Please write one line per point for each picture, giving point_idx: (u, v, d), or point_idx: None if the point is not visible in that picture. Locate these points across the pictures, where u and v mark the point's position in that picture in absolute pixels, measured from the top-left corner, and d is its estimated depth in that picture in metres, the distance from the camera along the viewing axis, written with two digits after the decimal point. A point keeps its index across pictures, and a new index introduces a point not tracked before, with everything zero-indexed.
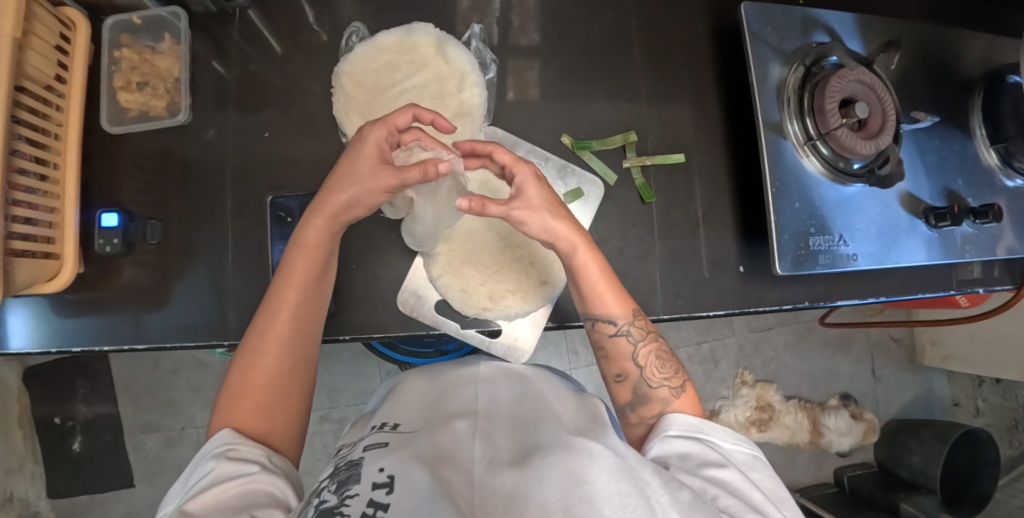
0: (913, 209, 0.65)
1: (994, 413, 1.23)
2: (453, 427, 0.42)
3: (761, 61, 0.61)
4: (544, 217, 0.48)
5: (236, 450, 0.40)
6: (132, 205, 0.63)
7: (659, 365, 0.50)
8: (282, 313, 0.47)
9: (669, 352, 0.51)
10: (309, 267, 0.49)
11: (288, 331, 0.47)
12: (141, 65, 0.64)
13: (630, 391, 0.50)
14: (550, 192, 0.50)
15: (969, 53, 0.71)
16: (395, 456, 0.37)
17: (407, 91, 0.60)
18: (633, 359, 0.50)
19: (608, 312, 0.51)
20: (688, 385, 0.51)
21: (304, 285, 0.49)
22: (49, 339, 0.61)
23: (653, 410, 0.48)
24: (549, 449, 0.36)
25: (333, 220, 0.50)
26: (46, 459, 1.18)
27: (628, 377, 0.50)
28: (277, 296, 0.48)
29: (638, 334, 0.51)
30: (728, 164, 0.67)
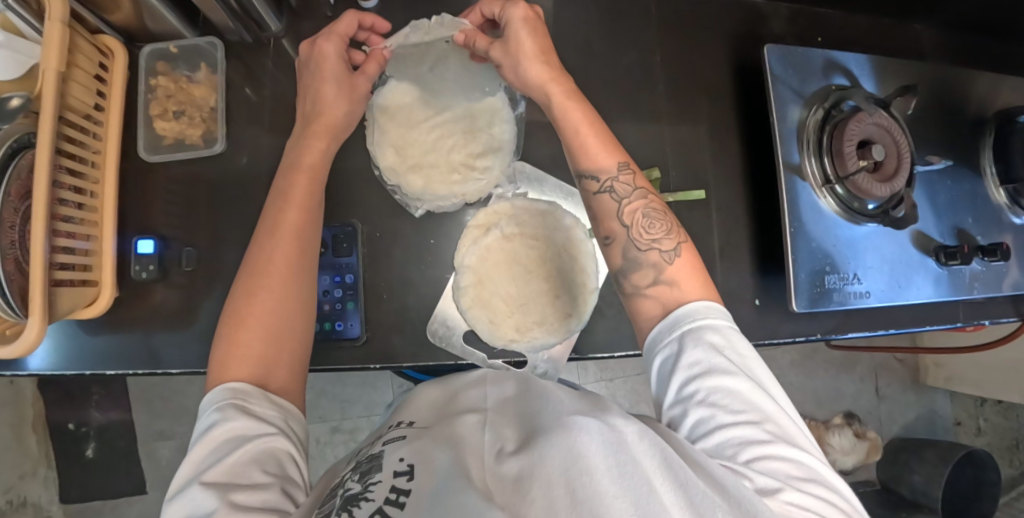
0: (925, 247, 0.67)
1: (997, 433, 1.28)
2: (465, 416, 0.38)
3: (782, 103, 0.63)
4: (520, 62, 0.53)
5: (247, 408, 0.40)
6: (165, 231, 0.65)
7: (646, 224, 0.51)
8: (284, 242, 0.48)
9: (656, 206, 0.51)
10: (308, 196, 0.52)
11: (291, 259, 0.48)
12: (177, 94, 0.65)
13: (620, 253, 0.51)
14: (541, 37, 0.54)
15: (982, 93, 0.73)
16: (413, 445, 0.34)
17: (439, 126, 0.62)
18: (620, 218, 0.51)
19: (597, 167, 0.52)
20: (685, 244, 0.50)
21: (304, 208, 0.51)
22: (83, 361, 0.62)
23: (648, 277, 0.49)
24: (547, 427, 0.30)
25: (332, 136, 0.54)
26: (59, 464, 1.19)
27: (616, 239, 0.52)
28: (277, 221, 0.49)
29: (624, 188, 0.51)
30: (746, 200, 0.69)
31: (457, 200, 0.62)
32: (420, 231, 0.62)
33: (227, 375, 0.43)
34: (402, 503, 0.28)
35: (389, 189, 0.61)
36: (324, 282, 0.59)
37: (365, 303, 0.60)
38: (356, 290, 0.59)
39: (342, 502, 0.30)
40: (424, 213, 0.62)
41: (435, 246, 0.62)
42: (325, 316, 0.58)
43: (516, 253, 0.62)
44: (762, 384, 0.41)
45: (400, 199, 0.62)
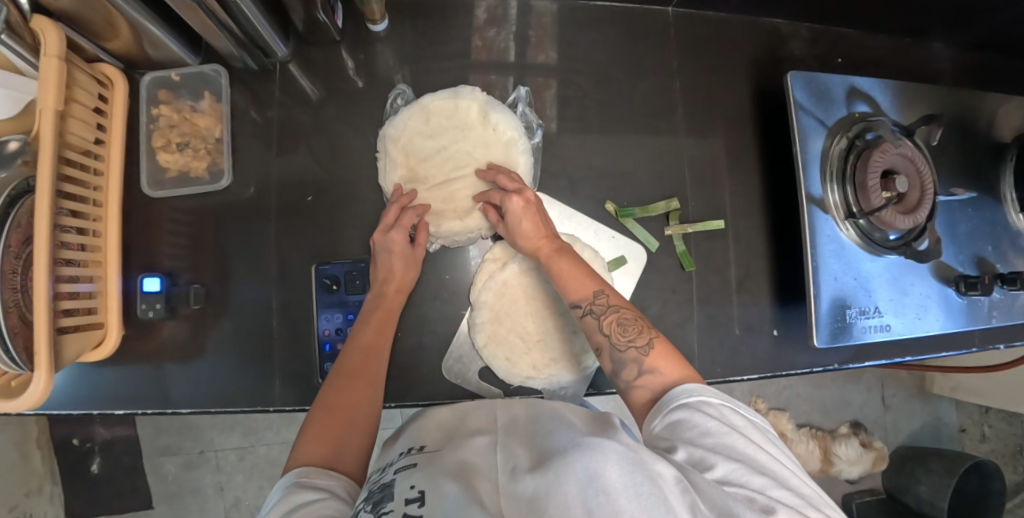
0: (946, 277, 0.66)
1: (1001, 439, 1.27)
2: (473, 440, 0.40)
3: (806, 133, 0.61)
4: (517, 236, 0.55)
5: (309, 481, 0.38)
6: (172, 267, 0.63)
7: (622, 328, 0.48)
8: (358, 354, 0.51)
9: (633, 315, 0.48)
10: (384, 321, 0.55)
11: (370, 370, 0.50)
12: (181, 124, 0.63)
13: (608, 360, 0.48)
14: (540, 213, 0.55)
15: (1004, 117, 0.72)
16: (425, 472, 0.35)
17: (454, 157, 0.60)
18: (601, 330, 0.48)
19: (573, 296, 0.51)
20: (660, 338, 0.47)
21: (381, 332, 0.53)
22: (91, 400, 0.61)
23: (633, 373, 0.45)
24: (563, 447, 0.32)
25: (404, 289, 0.56)
26: (65, 481, 1.18)
27: (602, 349, 0.48)
28: (358, 338, 0.52)
29: (600, 304, 0.49)
30: (766, 228, 0.67)
31: (473, 235, 0.59)
32: (435, 267, 0.60)
33: (303, 460, 0.41)
34: None
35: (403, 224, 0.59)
36: (337, 321, 0.60)
37: None
38: None
39: None
40: (438, 248, 0.60)
41: (451, 281, 0.60)
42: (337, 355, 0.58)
43: (534, 287, 0.60)
44: (758, 443, 0.38)
45: None
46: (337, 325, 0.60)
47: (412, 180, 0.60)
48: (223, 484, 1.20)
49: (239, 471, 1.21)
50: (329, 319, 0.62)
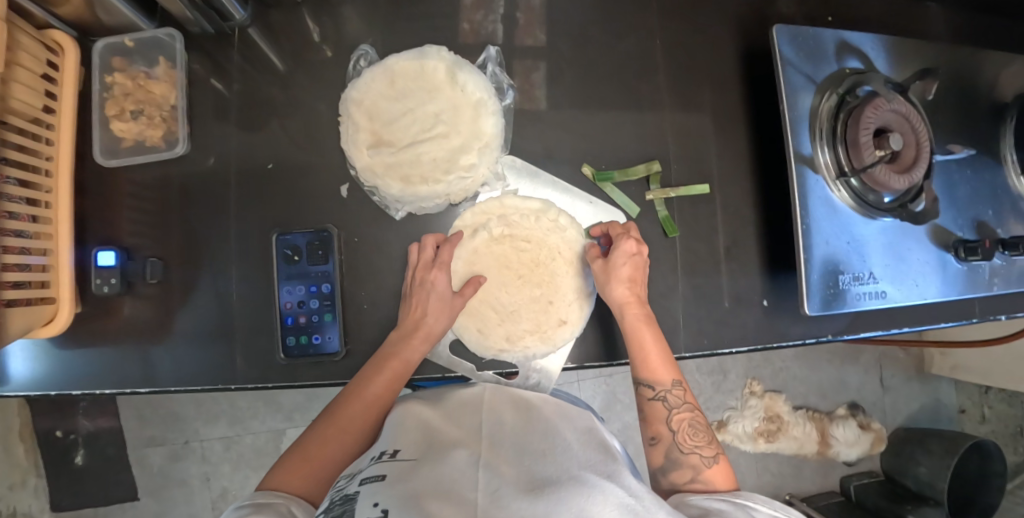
0: (943, 242, 0.63)
1: (1001, 420, 1.24)
2: (454, 455, 0.39)
3: (793, 89, 0.58)
4: (608, 282, 0.55)
5: (258, 500, 0.40)
6: (130, 242, 0.60)
7: (692, 433, 0.51)
8: (364, 403, 0.49)
9: (702, 424, 0.52)
10: (399, 371, 0.52)
11: (366, 417, 0.49)
12: (135, 91, 0.60)
13: (662, 455, 0.51)
14: (639, 273, 0.56)
15: (1004, 76, 0.68)
16: (392, 488, 0.34)
17: (419, 119, 0.57)
18: (667, 423, 0.52)
19: (653, 377, 0.53)
20: (721, 457, 0.50)
21: (392, 383, 0.51)
22: (47, 380, 0.58)
23: (686, 476, 0.48)
24: (561, 488, 0.34)
25: (430, 338, 0.54)
26: (48, 473, 1.12)
27: (660, 441, 0.51)
28: (367, 385, 0.50)
29: (674, 401, 0.53)
30: (755, 194, 0.64)
31: (440, 201, 0.57)
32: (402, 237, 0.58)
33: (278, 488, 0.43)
34: None
35: (367, 191, 0.56)
36: (301, 293, 0.55)
37: (344, 313, 0.56)
38: (333, 300, 0.55)
39: None
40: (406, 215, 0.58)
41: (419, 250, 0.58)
42: (302, 329, 0.55)
43: (504, 257, 0.58)
44: None
45: (377, 201, 0.58)
46: (301, 298, 0.55)
47: (375, 144, 0.57)
48: (210, 474, 1.13)
49: (225, 462, 1.14)
50: (291, 292, 0.55)
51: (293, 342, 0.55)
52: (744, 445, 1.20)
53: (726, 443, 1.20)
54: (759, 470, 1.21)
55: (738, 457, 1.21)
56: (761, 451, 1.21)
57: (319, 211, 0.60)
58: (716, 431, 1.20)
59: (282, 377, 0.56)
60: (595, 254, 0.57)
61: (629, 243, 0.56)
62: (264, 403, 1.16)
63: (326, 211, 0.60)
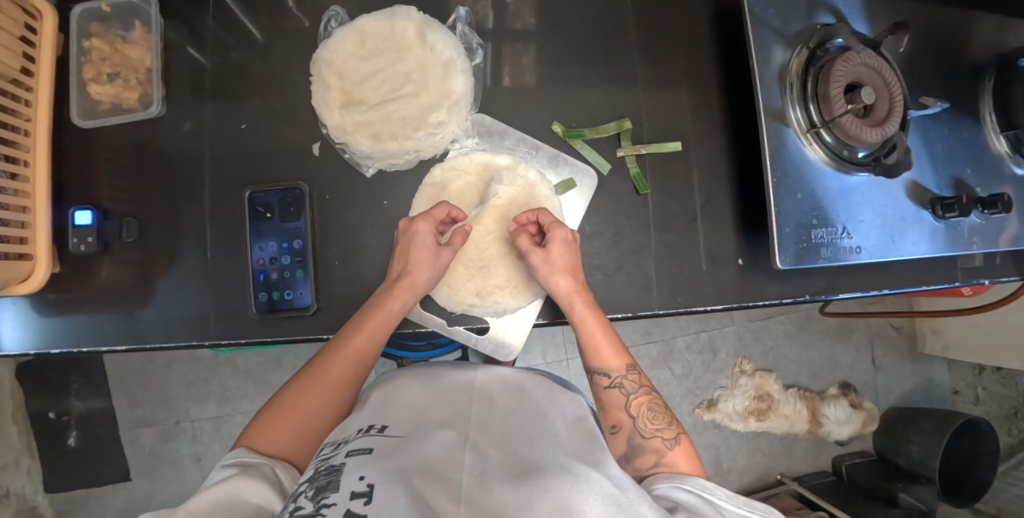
0: (919, 199, 0.62)
1: (994, 402, 1.22)
2: (441, 437, 0.38)
3: (762, 44, 0.58)
4: (551, 272, 0.53)
5: (242, 460, 0.41)
6: (108, 202, 0.61)
7: (650, 416, 0.48)
8: (343, 360, 0.50)
9: (661, 405, 0.50)
10: (380, 326, 0.52)
11: (346, 375, 0.50)
12: (111, 56, 0.61)
13: (625, 443, 0.47)
14: (574, 257, 0.55)
15: (979, 35, 0.68)
16: (378, 463, 0.33)
17: (390, 79, 0.60)
18: (627, 409, 0.49)
19: (604, 365, 0.52)
20: (683, 437, 0.48)
21: (372, 339, 0.51)
22: (28, 339, 0.59)
23: (650, 462, 0.45)
24: (544, 470, 0.34)
25: (414, 293, 0.54)
26: (43, 455, 1.08)
27: (621, 429, 0.48)
28: (347, 342, 0.50)
29: (631, 385, 0.51)
30: (727, 154, 0.64)
31: (411, 157, 0.60)
32: (374, 193, 0.61)
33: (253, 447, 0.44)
34: None
35: (338, 148, 0.60)
36: (273, 248, 0.58)
37: (316, 272, 0.59)
38: (304, 257, 0.58)
39: None
40: (377, 172, 0.61)
41: (389, 207, 0.61)
42: (275, 285, 0.58)
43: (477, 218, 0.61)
44: None
45: (349, 158, 0.61)
46: (273, 254, 0.59)
47: (348, 103, 0.59)
48: (202, 454, 1.12)
49: (217, 441, 1.12)
50: (264, 248, 0.59)
51: (267, 298, 0.58)
52: (735, 424, 1.20)
53: (717, 422, 1.20)
54: (751, 449, 1.20)
55: (729, 436, 1.20)
56: (752, 430, 1.20)
57: (296, 172, 0.61)
58: (708, 410, 1.19)
59: (257, 332, 0.59)
60: (528, 242, 0.56)
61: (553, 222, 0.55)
62: (253, 383, 1.14)
63: (303, 171, 0.61)
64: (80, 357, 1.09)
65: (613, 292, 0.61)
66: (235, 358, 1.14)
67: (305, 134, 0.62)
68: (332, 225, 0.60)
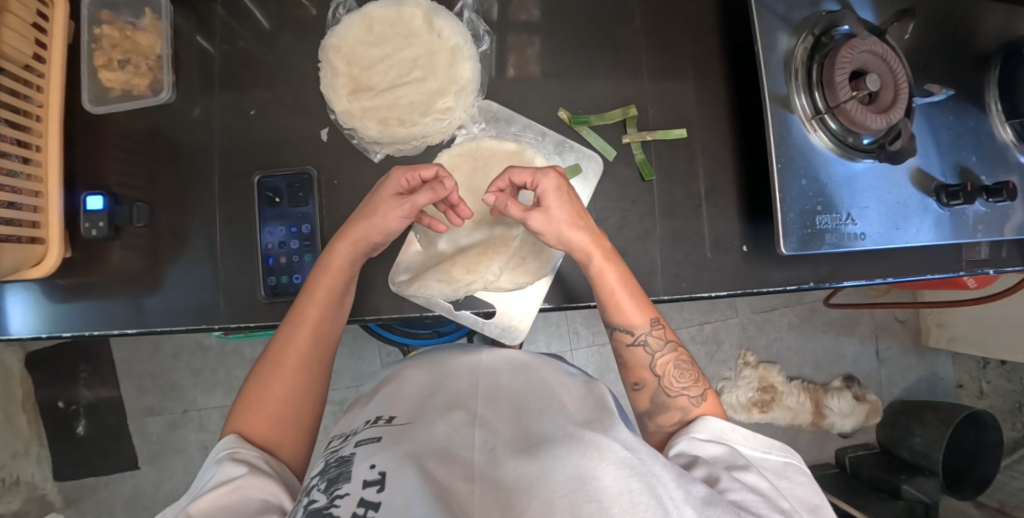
0: (924, 187, 0.62)
1: (999, 396, 1.21)
2: (449, 420, 0.38)
3: (768, 32, 0.59)
4: (561, 230, 0.50)
5: (237, 456, 0.41)
6: (118, 188, 0.62)
7: (677, 375, 0.48)
8: (301, 332, 0.48)
9: (690, 363, 0.49)
10: (330, 295, 0.50)
11: (309, 347, 0.48)
12: (122, 43, 0.62)
13: (648, 400, 0.48)
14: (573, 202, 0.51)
15: (985, 24, 0.68)
16: (389, 451, 0.34)
17: (397, 65, 0.60)
18: (651, 368, 0.49)
19: (628, 322, 0.50)
20: (709, 392, 0.49)
21: (325, 305, 0.50)
22: (38, 323, 0.60)
23: (674, 419, 0.47)
24: (553, 441, 0.33)
25: (359, 247, 0.51)
26: (52, 443, 1.10)
27: (645, 387, 0.49)
28: (300, 320, 0.49)
29: (658, 342, 0.50)
30: (731, 141, 0.65)
31: (418, 143, 0.61)
32: (381, 178, 0.62)
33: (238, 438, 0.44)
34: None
35: (346, 134, 0.60)
36: (281, 233, 0.59)
37: (324, 256, 0.60)
38: (312, 242, 0.59)
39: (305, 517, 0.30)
40: (384, 157, 0.61)
41: None
42: (285, 269, 0.59)
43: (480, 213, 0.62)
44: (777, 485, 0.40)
45: (357, 144, 0.61)
46: (282, 239, 0.60)
47: (354, 89, 0.60)
48: (208, 443, 1.13)
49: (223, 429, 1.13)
50: (272, 232, 0.60)
51: (276, 282, 0.59)
52: (738, 415, 1.20)
53: (720, 414, 1.20)
54: None
55: (732, 427, 1.21)
56: (756, 422, 1.21)
57: (304, 158, 0.62)
58: None
59: (266, 317, 0.60)
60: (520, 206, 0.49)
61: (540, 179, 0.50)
62: None
63: (311, 158, 0.62)
64: (89, 347, 1.10)
65: None
66: (242, 348, 1.15)
67: (313, 121, 0.63)
68: (340, 210, 0.61)
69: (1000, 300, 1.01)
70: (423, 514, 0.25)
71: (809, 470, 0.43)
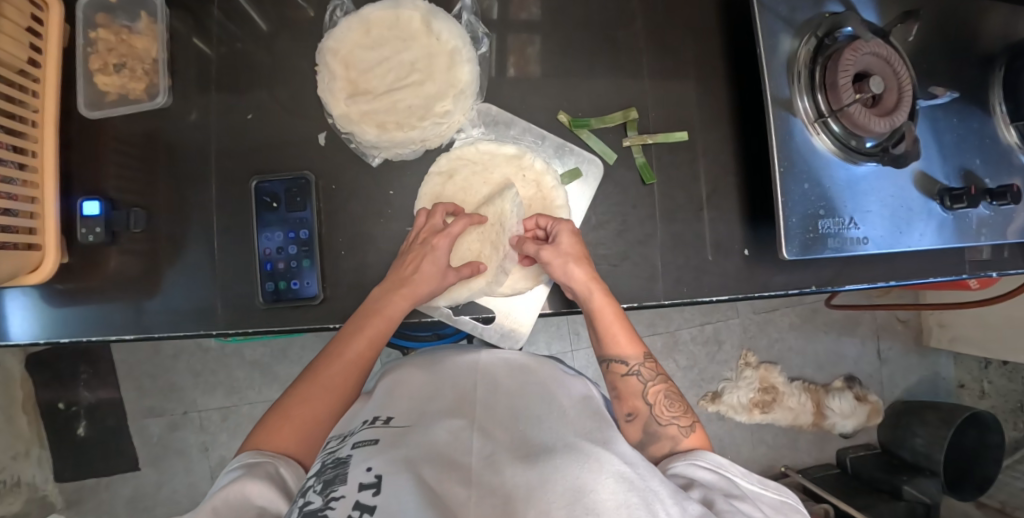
0: (927, 190, 0.62)
1: (1000, 396, 1.21)
2: (447, 424, 0.38)
3: (770, 33, 0.58)
4: (566, 265, 0.54)
5: (247, 461, 0.41)
6: (116, 193, 0.61)
7: (668, 404, 0.49)
8: (346, 365, 0.50)
9: (677, 394, 0.50)
10: (378, 331, 0.53)
11: (348, 379, 0.50)
12: (118, 46, 0.61)
13: (640, 430, 0.47)
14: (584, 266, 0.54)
15: (990, 24, 0.67)
16: (386, 454, 0.33)
17: (396, 69, 0.60)
18: (643, 397, 0.49)
19: (620, 352, 0.52)
20: (699, 426, 0.48)
21: (371, 344, 0.52)
22: (37, 329, 0.60)
23: (664, 449, 0.45)
24: (553, 451, 0.32)
25: (412, 299, 0.54)
26: (53, 445, 1.10)
27: (638, 416, 0.48)
28: (347, 345, 0.51)
29: (648, 374, 0.51)
30: (733, 144, 0.64)
31: (417, 147, 0.60)
32: (380, 182, 0.61)
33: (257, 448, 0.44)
34: None
35: (344, 138, 0.60)
36: (279, 238, 0.59)
37: (322, 262, 0.60)
38: (310, 247, 0.59)
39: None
40: (383, 161, 0.61)
41: (395, 197, 0.61)
42: (283, 274, 0.59)
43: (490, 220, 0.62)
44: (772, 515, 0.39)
45: (355, 148, 0.61)
46: (280, 244, 0.59)
47: (353, 92, 0.60)
48: (209, 444, 1.13)
49: (223, 431, 1.13)
50: (270, 237, 0.59)
51: (274, 287, 0.59)
52: (739, 416, 1.20)
53: (721, 414, 1.20)
54: (755, 441, 1.21)
55: (733, 428, 1.20)
56: (756, 422, 1.20)
57: (302, 162, 0.61)
58: (712, 402, 1.19)
59: (265, 322, 0.59)
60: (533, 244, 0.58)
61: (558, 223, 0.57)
62: (260, 372, 1.15)
63: (309, 161, 0.61)
64: (88, 349, 1.10)
65: (619, 281, 0.61)
66: (242, 349, 1.15)
67: (311, 125, 0.62)
68: (339, 215, 0.61)
69: (1002, 301, 1.00)
70: None
71: (803, 509, 0.42)
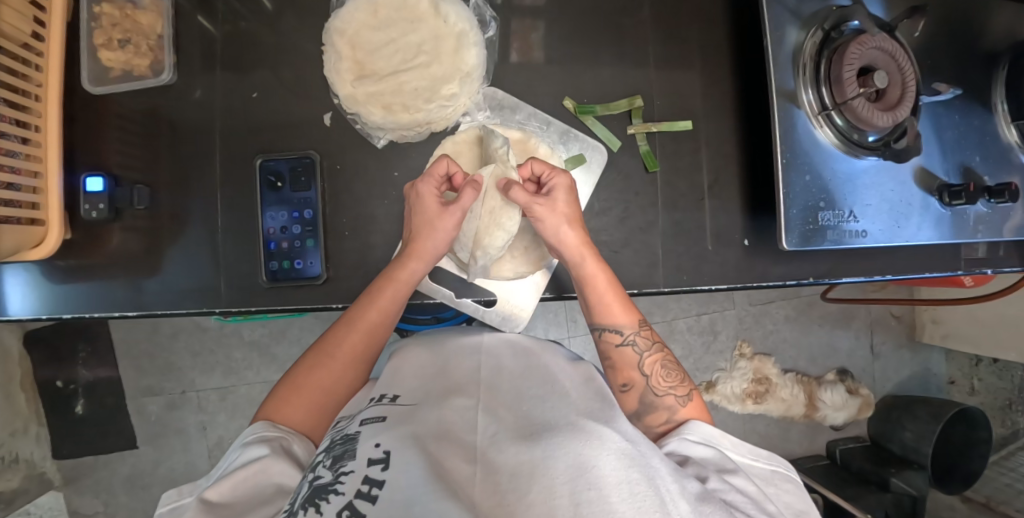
0: (926, 186, 0.62)
1: (989, 393, 1.23)
2: (453, 403, 0.38)
3: (777, 25, 0.58)
4: (559, 224, 0.53)
5: (262, 435, 0.42)
6: (119, 170, 0.61)
7: (664, 374, 0.50)
8: (355, 333, 0.51)
9: (674, 364, 0.51)
10: (390, 300, 0.52)
11: (359, 350, 0.51)
12: (122, 22, 0.61)
13: (636, 400, 0.49)
14: (575, 202, 0.56)
15: (994, 21, 0.67)
16: (395, 431, 0.34)
17: (402, 49, 0.60)
18: (640, 368, 0.50)
19: (615, 321, 0.52)
20: (695, 394, 0.50)
21: (383, 311, 0.52)
22: (38, 304, 0.60)
23: (662, 418, 0.47)
24: (555, 428, 0.33)
25: (428, 261, 0.54)
26: (51, 422, 1.10)
27: (634, 387, 0.50)
28: (359, 315, 0.52)
29: (643, 344, 0.52)
30: (736, 135, 0.64)
31: (422, 129, 0.61)
32: (385, 165, 0.62)
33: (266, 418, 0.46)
34: (375, 496, 0.28)
35: (349, 118, 0.60)
36: (284, 218, 0.59)
37: (326, 241, 0.60)
38: (314, 227, 0.59)
39: (311, 494, 0.30)
40: (388, 143, 0.61)
41: (400, 179, 0.62)
42: (286, 254, 0.59)
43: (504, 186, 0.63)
44: (762, 485, 0.42)
45: (360, 129, 0.61)
46: (284, 224, 0.59)
47: (359, 72, 0.60)
48: (207, 423, 1.14)
49: (221, 411, 1.14)
50: (274, 217, 0.59)
51: (277, 267, 0.59)
52: (732, 406, 1.22)
53: (714, 404, 1.22)
54: (746, 431, 1.22)
55: (726, 417, 1.22)
56: (749, 413, 1.23)
57: (307, 143, 0.62)
58: (706, 392, 1.21)
59: (267, 302, 0.60)
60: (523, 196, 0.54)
61: (551, 170, 0.56)
62: (259, 354, 1.16)
63: (315, 143, 0.61)
64: (87, 327, 1.10)
65: (618, 269, 0.62)
66: (241, 330, 1.15)
67: (316, 106, 0.62)
68: (342, 196, 0.61)
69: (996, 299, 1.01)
70: (426, 498, 0.25)
71: (796, 478, 0.45)
